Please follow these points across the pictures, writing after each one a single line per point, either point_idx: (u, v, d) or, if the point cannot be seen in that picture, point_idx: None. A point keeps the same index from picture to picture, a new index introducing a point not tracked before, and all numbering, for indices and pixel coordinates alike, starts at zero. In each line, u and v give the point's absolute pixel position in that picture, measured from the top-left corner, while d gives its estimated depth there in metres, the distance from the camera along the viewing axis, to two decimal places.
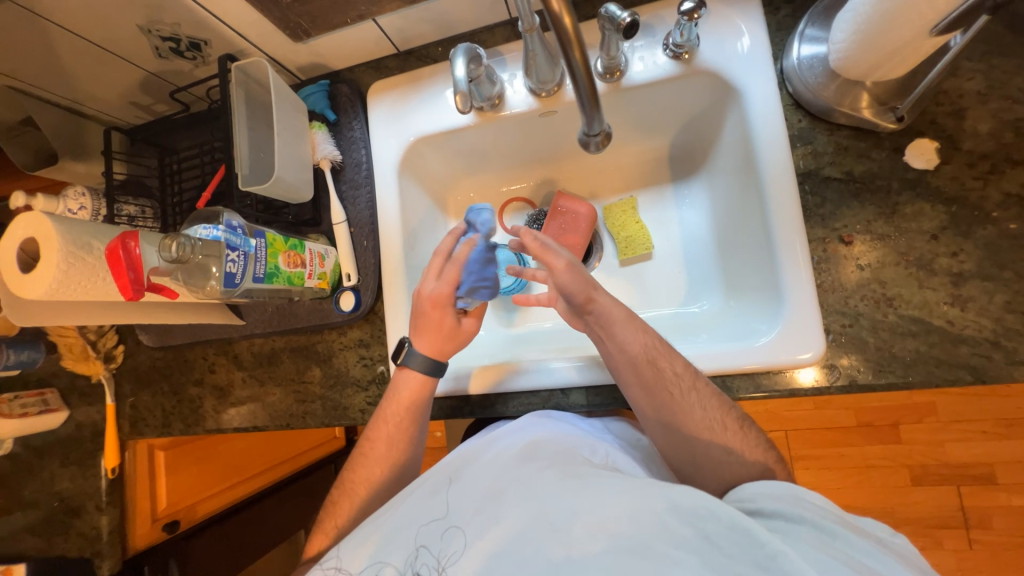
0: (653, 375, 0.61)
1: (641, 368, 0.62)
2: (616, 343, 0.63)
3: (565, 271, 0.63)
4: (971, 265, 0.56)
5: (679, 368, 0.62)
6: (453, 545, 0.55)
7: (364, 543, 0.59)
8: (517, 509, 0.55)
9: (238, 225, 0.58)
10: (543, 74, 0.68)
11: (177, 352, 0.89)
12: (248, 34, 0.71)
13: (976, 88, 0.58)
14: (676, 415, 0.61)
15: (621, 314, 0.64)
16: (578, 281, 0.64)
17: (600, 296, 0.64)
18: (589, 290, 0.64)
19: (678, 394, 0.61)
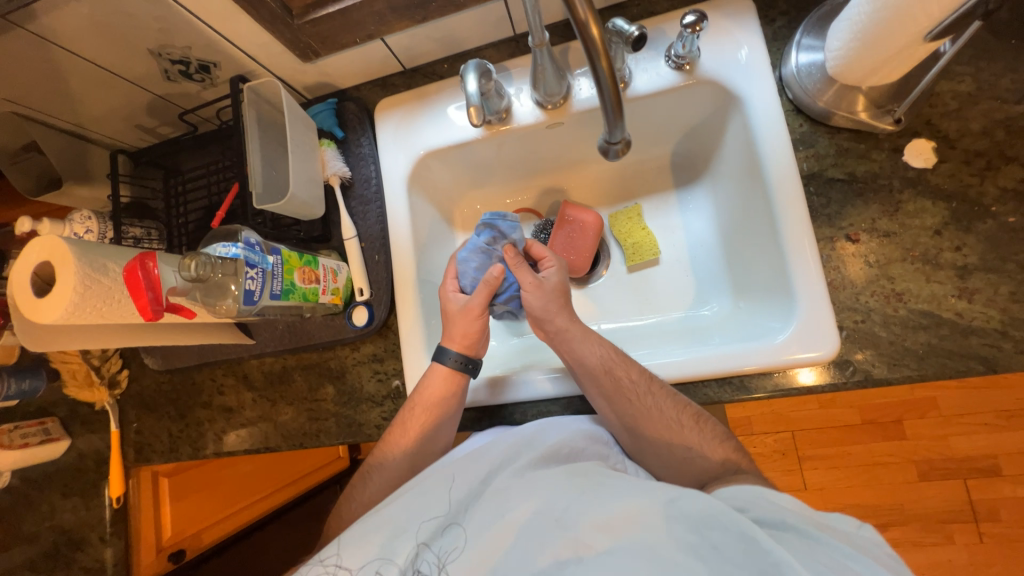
0: (612, 385, 0.64)
1: (603, 381, 0.64)
2: (574, 359, 0.66)
3: (531, 289, 0.69)
4: (975, 258, 0.58)
5: (636, 376, 0.64)
6: (453, 542, 0.56)
7: (364, 537, 0.56)
8: (525, 505, 0.56)
9: (255, 242, 0.59)
10: (550, 86, 0.69)
11: (185, 374, 0.88)
12: (258, 56, 0.72)
13: (968, 89, 0.60)
14: (636, 425, 0.63)
15: (577, 329, 0.68)
16: (541, 299, 0.69)
17: (558, 315, 0.69)
18: (551, 308, 0.69)
19: (636, 403, 0.63)
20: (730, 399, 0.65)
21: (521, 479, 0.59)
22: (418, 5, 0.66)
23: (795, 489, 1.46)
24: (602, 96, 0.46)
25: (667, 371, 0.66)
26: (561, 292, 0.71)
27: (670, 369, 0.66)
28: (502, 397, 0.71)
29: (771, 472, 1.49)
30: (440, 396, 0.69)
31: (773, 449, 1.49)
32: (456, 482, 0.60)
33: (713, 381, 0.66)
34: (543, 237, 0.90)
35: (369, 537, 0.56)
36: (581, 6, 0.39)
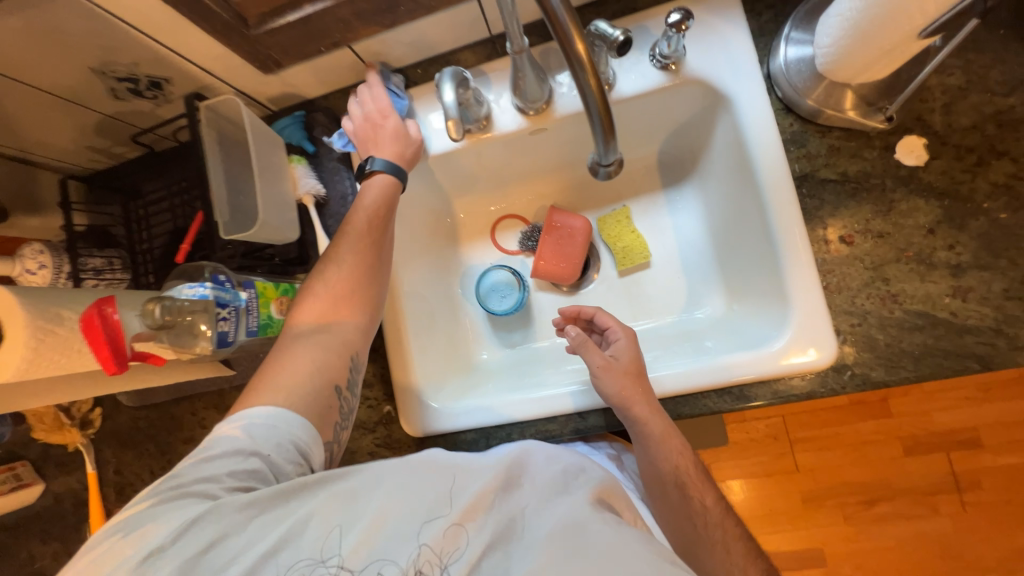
0: (679, 496, 0.62)
1: (670, 484, 0.62)
2: (651, 455, 0.62)
3: (602, 372, 0.64)
4: (968, 256, 0.58)
5: (709, 500, 0.62)
6: (460, 545, 0.50)
7: (381, 527, 0.50)
8: (587, 553, 0.48)
9: (225, 279, 0.55)
10: (531, 92, 0.66)
11: (162, 409, 0.83)
12: (214, 69, 0.66)
13: (958, 82, 0.59)
14: (693, 550, 0.60)
15: (659, 429, 0.61)
16: (613, 385, 0.63)
17: (637, 403, 0.62)
18: (627, 395, 0.62)
19: (702, 528, 0.61)
20: (730, 409, 0.64)
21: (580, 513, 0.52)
22: (386, 10, 0.61)
23: (788, 471, 1.49)
24: (583, 97, 0.44)
25: (666, 385, 0.65)
26: (638, 377, 0.64)
27: (668, 382, 0.64)
28: (496, 418, 0.69)
29: (764, 456, 1.51)
30: (350, 307, 0.63)
31: (765, 434, 1.52)
32: (511, 496, 0.54)
33: (711, 392, 0.65)
34: (531, 245, 0.87)
35: (388, 532, 0.50)
36: (564, 19, 0.38)
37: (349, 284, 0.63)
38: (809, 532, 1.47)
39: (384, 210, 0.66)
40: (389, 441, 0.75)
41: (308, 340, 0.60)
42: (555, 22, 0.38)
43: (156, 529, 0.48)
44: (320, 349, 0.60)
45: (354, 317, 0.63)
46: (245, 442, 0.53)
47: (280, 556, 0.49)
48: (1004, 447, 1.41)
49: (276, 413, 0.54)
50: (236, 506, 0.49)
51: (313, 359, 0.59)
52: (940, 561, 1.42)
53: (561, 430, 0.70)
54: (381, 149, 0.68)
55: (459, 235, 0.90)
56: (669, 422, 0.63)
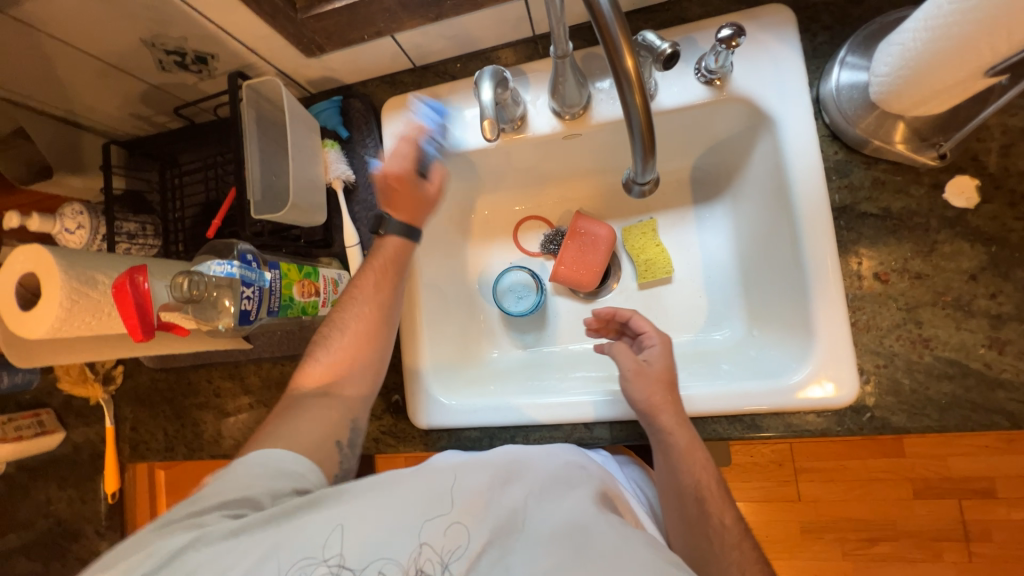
0: (698, 511, 0.60)
1: (687, 496, 0.60)
2: (671, 467, 0.61)
3: (631, 376, 0.63)
4: (1010, 307, 0.55)
5: (728, 521, 0.59)
6: (457, 540, 0.51)
7: (381, 519, 0.51)
8: (586, 552, 0.50)
9: (252, 257, 0.55)
10: (570, 98, 0.65)
11: (180, 374, 0.86)
12: (259, 49, 0.67)
13: (1020, 124, 0.56)
14: (707, 568, 0.58)
15: (683, 441, 0.60)
16: (643, 391, 0.62)
17: (665, 412, 0.60)
18: (655, 402, 0.61)
19: (719, 547, 0.58)
20: (740, 437, 0.63)
21: (575, 512, 0.54)
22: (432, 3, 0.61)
23: (789, 499, 1.47)
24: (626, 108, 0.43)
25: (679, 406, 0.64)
26: (669, 386, 0.62)
27: (693, 403, 0.63)
28: (501, 420, 0.69)
29: (766, 482, 1.49)
30: (351, 377, 0.65)
31: (770, 459, 1.49)
32: (510, 490, 0.56)
33: (723, 418, 0.64)
34: (552, 248, 0.87)
35: (388, 526, 0.51)
36: (616, 30, 0.38)
37: (354, 351, 0.65)
38: (804, 562, 1.45)
39: (403, 268, 0.69)
40: (394, 429, 0.76)
41: (312, 403, 0.63)
42: (606, 32, 0.38)
43: (154, 554, 0.49)
44: (320, 410, 0.62)
45: (356, 384, 0.65)
46: (232, 490, 0.53)
47: (275, 568, 0.49)
48: (1022, 501, 1.36)
49: (268, 454, 0.56)
50: (221, 533, 0.50)
51: (315, 420, 0.61)
52: None
53: (565, 438, 0.70)
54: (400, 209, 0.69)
55: (483, 231, 0.90)
56: (694, 435, 0.61)
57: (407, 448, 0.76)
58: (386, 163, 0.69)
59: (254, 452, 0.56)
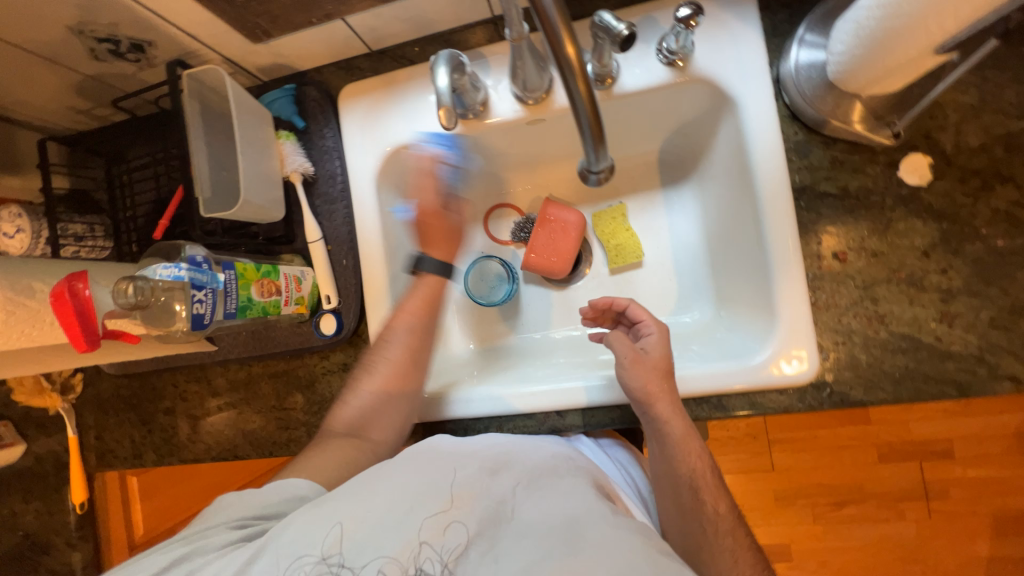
0: (692, 502, 0.62)
1: (683, 485, 0.62)
2: (669, 457, 0.62)
3: (629, 364, 0.62)
4: (960, 282, 0.57)
5: (722, 509, 0.61)
6: (457, 541, 0.52)
7: (364, 520, 0.52)
8: (574, 543, 0.51)
9: (202, 259, 0.53)
10: (531, 82, 0.63)
11: (144, 379, 0.83)
12: (200, 36, 0.63)
13: (971, 101, 0.57)
14: (699, 554, 0.61)
15: (679, 431, 0.60)
16: (639, 379, 0.61)
17: (661, 402, 0.60)
18: (652, 391, 0.60)
19: (712, 535, 0.60)
20: (708, 418, 0.65)
21: (567, 506, 0.55)
22: None
23: (764, 469, 1.53)
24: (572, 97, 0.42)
25: None
26: (666, 376, 0.62)
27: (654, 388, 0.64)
28: (477, 411, 0.69)
29: (743, 454, 1.54)
30: (388, 407, 0.68)
31: (745, 433, 1.54)
32: (497, 482, 0.56)
33: (690, 399, 0.65)
34: (523, 236, 0.86)
35: (369, 522, 0.52)
36: (553, 15, 0.36)
37: (398, 380, 0.68)
38: (779, 527, 1.52)
39: (430, 304, 0.71)
40: None
41: (342, 441, 0.66)
42: (543, 17, 0.36)
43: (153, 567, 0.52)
44: (352, 449, 0.65)
45: (386, 425, 0.68)
46: (289, 499, 0.59)
47: (261, 568, 0.50)
48: (977, 460, 1.43)
49: (292, 489, 0.59)
50: (214, 545, 0.53)
51: (337, 462, 0.63)
52: (901, 563, 1.47)
53: (537, 426, 0.70)
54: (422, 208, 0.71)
55: None
56: (688, 426, 0.62)
57: None
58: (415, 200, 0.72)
59: (277, 482, 0.60)
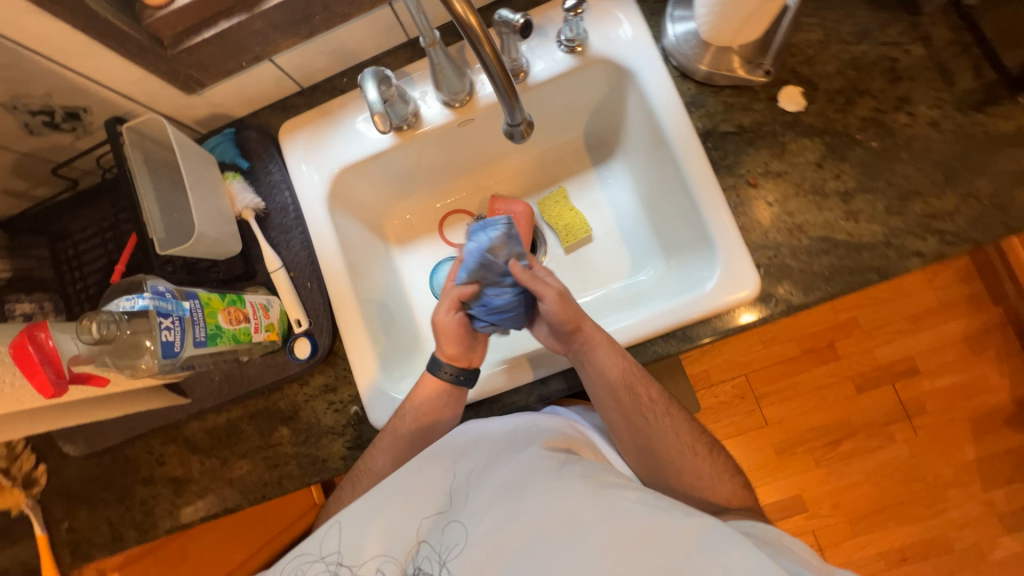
0: (631, 401, 0.67)
1: (620, 392, 0.66)
2: (597, 369, 0.65)
3: (554, 302, 0.66)
4: (853, 182, 0.66)
5: (654, 394, 0.68)
6: (453, 539, 0.54)
7: (355, 525, 0.56)
8: (527, 497, 0.54)
9: (165, 289, 0.54)
10: (453, 86, 0.70)
11: (116, 453, 0.79)
12: (134, 94, 0.66)
13: (818, 37, 0.68)
14: (651, 442, 0.67)
15: (605, 341, 0.66)
16: (561, 309, 0.66)
17: (585, 320, 0.67)
18: (574, 315, 0.66)
19: (652, 419, 0.67)
20: (679, 352, 0.69)
21: (520, 472, 0.58)
22: (302, 19, 0.63)
23: (759, 426, 1.57)
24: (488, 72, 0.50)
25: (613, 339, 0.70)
26: (579, 303, 0.68)
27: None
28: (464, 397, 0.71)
29: (736, 416, 1.58)
30: None
31: (733, 394, 1.59)
32: (454, 472, 0.60)
33: (659, 338, 0.69)
34: None
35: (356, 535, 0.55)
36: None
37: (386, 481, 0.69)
38: (787, 480, 1.55)
39: (432, 414, 0.69)
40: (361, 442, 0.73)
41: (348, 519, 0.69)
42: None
43: None
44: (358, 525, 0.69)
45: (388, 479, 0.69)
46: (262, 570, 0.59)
47: None
48: (940, 370, 1.53)
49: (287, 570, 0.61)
50: None
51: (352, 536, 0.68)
52: (905, 486, 1.51)
53: (526, 400, 0.72)
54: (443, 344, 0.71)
55: (410, 235, 0.93)
56: (610, 340, 0.67)
57: None
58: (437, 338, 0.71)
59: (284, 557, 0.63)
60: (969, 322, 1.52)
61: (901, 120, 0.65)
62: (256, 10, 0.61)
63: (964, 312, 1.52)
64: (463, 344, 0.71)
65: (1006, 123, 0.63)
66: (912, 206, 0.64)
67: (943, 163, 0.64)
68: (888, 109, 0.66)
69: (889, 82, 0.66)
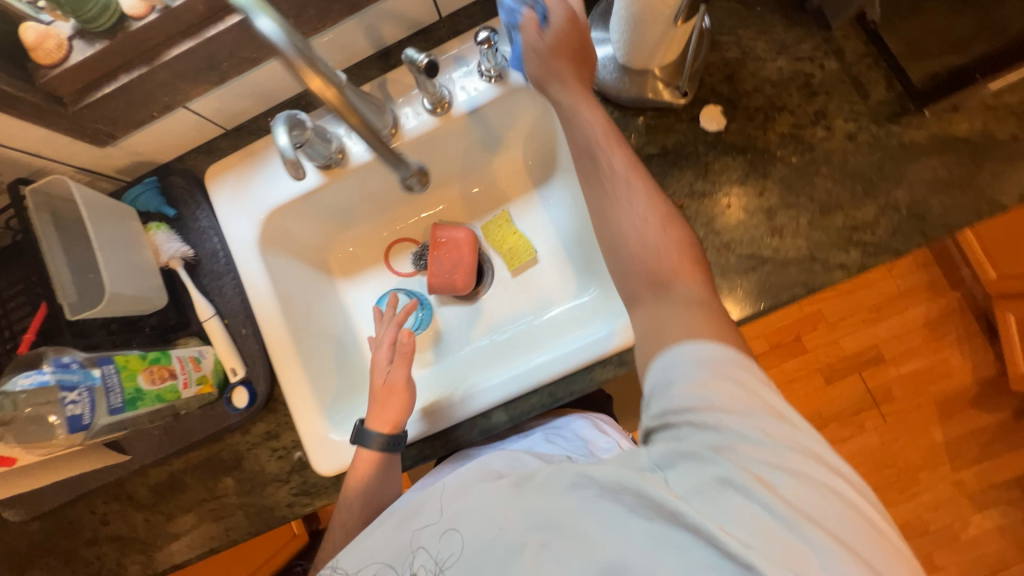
0: (591, 173, 0.57)
1: (628, 222, 0.55)
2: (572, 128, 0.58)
3: (530, 49, 0.59)
4: (776, 199, 0.66)
5: (618, 162, 0.55)
6: (449, 548, 0.54)
7: (362, 547, 0.60)
8: (473, 507, 0.55)
9: (70, 359, 0.52)
10: (374, 123, 0.69)
11: (59, 515, 0.77)
12: (43, 151, 0.64)
13: (735, 55, 0.68)
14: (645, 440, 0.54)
15: (567, 100, 0.59)
16: (536, 66, 0.60)
17: (562, 65, 0.58)
18: (544, 77, 0.60)
19: (631, 213, 0.54)
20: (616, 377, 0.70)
21: (474, 488, 0.57)
22: (209, 67, 0.62)
23: None
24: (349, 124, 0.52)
25: (549, 371, 0.70)
26: (569, 58, 0.59)
27: (544, 372, 0.69)
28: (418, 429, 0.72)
29: None
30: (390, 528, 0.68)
31: None
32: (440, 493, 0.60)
33: (596, 365, 0.70)
34: (423, 263, 0.88)
35: (364, 553, 0.59)
36: (300, 63, 0.43)
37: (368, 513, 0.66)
38: None
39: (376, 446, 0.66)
40: (306, 487, 0.72)
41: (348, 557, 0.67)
42: (288, 61, 0.43)
43: None
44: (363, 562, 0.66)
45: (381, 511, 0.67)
46: None
47: None
48: (904, 356, 1.55)
49: None
50: None
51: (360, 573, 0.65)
52: (877, 473, 1.54)
53: (467, 433, 0.73)
54: (381, 417, 0.67)
55: (356, 267, 0.90)
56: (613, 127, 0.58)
57: (324, 501, 0.72)
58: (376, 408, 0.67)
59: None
60: (929, 308, 1.54)
61: (818, 135, 0.66)
62: (158, 62, 0.59)
63: (924, 298, 1.55)
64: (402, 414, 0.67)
65: (919, 133, 0.64)
66: (834, 219, 0.65)
67: (860, 176, 0.65)
68: (806, 125, 0.66)
69: (806, 97, 0.66)
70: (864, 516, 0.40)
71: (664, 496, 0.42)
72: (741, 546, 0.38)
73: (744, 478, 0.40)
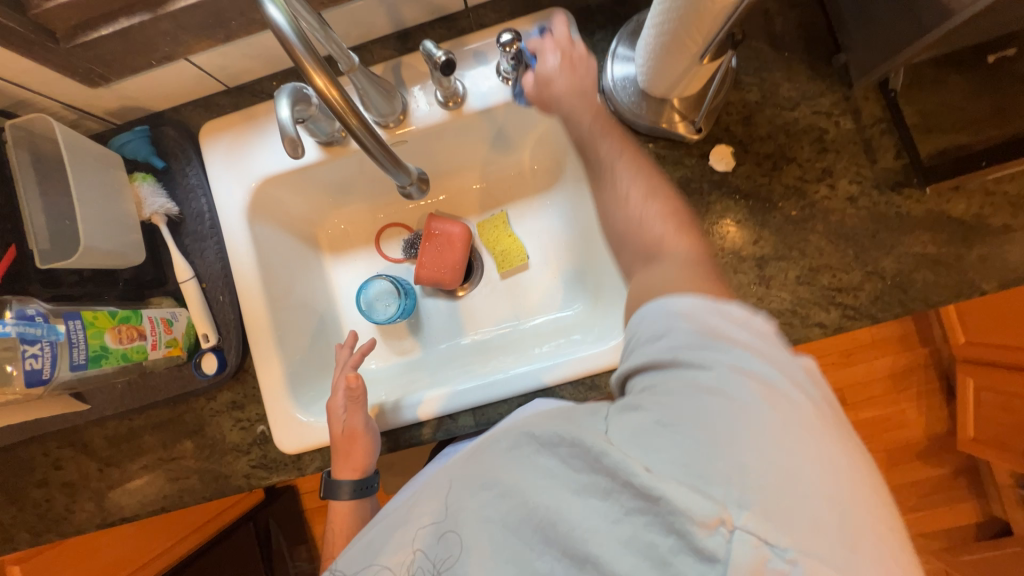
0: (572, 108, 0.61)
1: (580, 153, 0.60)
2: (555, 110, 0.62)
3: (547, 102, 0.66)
4: (769, 249, 0.67)
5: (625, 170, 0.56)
6: (449, 548, 0.46)
7: (369, 541, 0.54)
8: (460, 492, 0.48)
9: (37, 313, 0.53)
10: (382, 108, 0.68)
11: (8, 454, 0.76)
12: (29, 84, 0.61)
13: (755, 98, 0.68)
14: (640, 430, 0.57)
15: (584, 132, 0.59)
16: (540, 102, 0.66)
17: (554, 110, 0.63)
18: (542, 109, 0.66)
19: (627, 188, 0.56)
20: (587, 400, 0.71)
21: (463, 468, 0.50)
22: (216, 24, 0.59)
23: None
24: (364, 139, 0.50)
25: (524, 382, 0.70)
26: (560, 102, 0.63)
27: (518, 383, 0.70)
28: (393, 421, 0.73)
29: None
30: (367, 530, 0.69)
31: None
32: (438, 480, 0.53)
33: (568, 385, 0.71)
34: (413, 252, 0.86)
35: (368, 545, 0.53)
36: (302, 54, 0.42)
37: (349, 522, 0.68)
38: None
39: (344, 469, 0.67)
40: (264, 461, 0.72)
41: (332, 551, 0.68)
42: (295, 54, 0.42)
43: None
44: None
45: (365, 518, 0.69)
46: None
47: None
48: (865, 403, 1.59)
49: None
50: None
51: None
52: None
53: (431, 434, 0.74)
54: (348, 459, 0.67)
55: (344, 245, 0.88)
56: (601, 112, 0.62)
57: (281, 477, 0.72)
58: (340, 453, 0.67)
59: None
60: (896, 360, 1.58)
61: (821, 192, 0.66)
62: (161, 12, 0.56)
63: (892, 350, 1.58)
64: (362, 458, 0.67)
65: (917, 207, 0.65)
66: (821, 278, 0.66)
67: (854, 240, 0.66)
68: (811, 180, 0.67)
69: (816, 152, 0.67)
70: (843, 497, 0.35)
71: (601, 449, 0.39)
72: (658, 482, 0.36)
73: (670, 418, 0.39)
